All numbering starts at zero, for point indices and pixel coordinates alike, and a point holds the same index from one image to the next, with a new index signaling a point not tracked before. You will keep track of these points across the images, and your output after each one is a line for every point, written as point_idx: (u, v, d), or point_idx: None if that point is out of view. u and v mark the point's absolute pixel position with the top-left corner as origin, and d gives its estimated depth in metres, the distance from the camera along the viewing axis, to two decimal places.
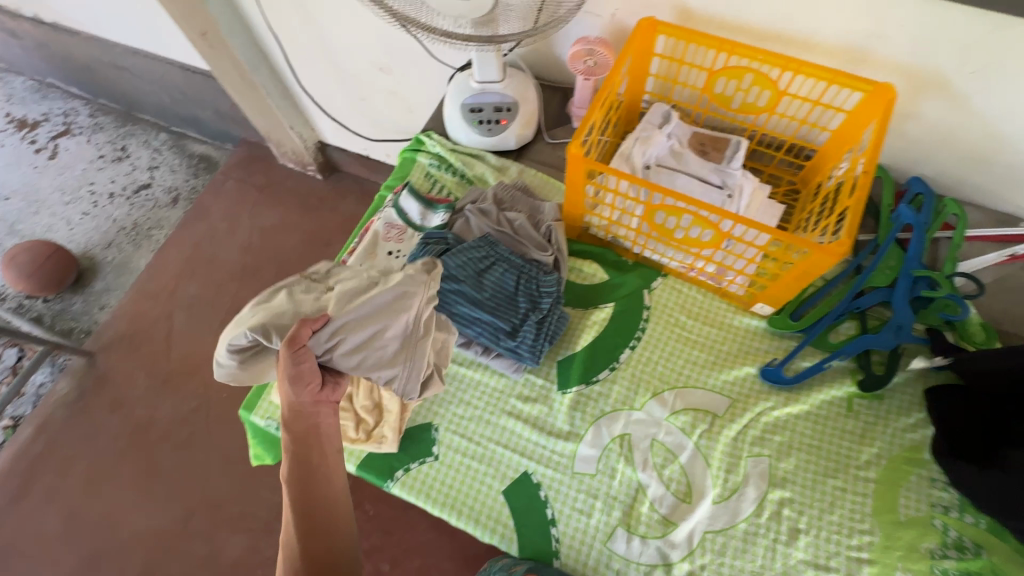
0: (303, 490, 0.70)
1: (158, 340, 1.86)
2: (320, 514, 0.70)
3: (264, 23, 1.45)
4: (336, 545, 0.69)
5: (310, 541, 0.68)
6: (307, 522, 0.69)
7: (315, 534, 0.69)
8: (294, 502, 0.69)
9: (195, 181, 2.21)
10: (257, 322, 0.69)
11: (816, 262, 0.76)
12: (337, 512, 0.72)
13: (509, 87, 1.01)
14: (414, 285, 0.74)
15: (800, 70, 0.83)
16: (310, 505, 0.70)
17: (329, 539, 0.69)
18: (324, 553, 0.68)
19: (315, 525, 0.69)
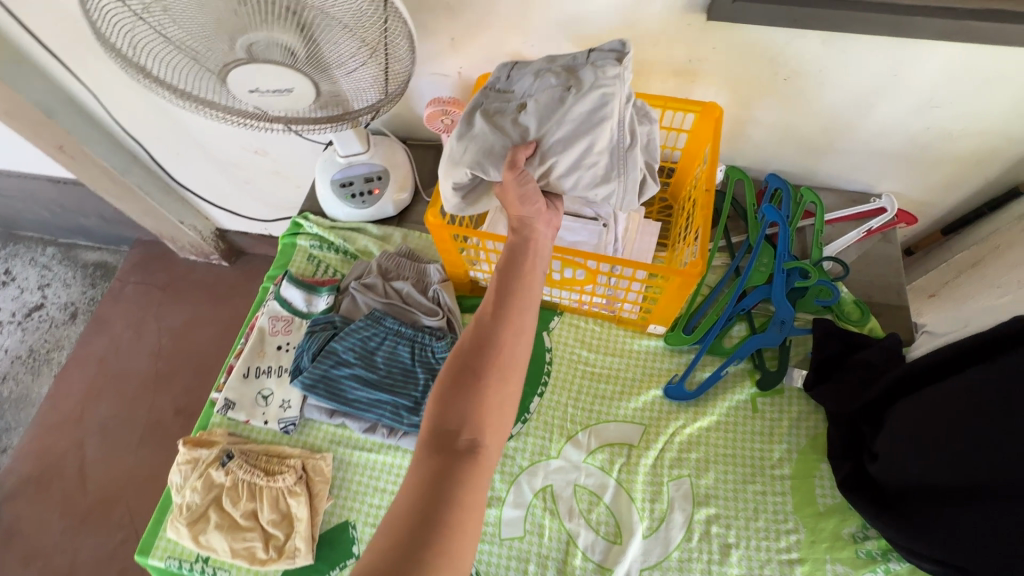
0: (484, 323, 0.61)
1: (70, 475, 1.70)
2: (485, 335, 0.60)
3: (122, 126, 1.39)
4: (482, 363, 0.59)
5: (461, 364, 0.60)
6: (476, 353, 0.60)
7: (482, 351, 0.60)
8: (481, 315, 0.62)
9: (92, 291, 2.07)
10: (476, 156, 0.66)
11: (681, 282, 0.79)
12: (512, 351, 0.60)
13: (375, 155, 1.01)
14: (611, 82, 0.64)
15: (636, 102, 0.88)
16: (485, 338, 0.60)
17: (483, 356, 0.59)
18: (481, 378, 0.59)
19: (475, 352, 0.60)
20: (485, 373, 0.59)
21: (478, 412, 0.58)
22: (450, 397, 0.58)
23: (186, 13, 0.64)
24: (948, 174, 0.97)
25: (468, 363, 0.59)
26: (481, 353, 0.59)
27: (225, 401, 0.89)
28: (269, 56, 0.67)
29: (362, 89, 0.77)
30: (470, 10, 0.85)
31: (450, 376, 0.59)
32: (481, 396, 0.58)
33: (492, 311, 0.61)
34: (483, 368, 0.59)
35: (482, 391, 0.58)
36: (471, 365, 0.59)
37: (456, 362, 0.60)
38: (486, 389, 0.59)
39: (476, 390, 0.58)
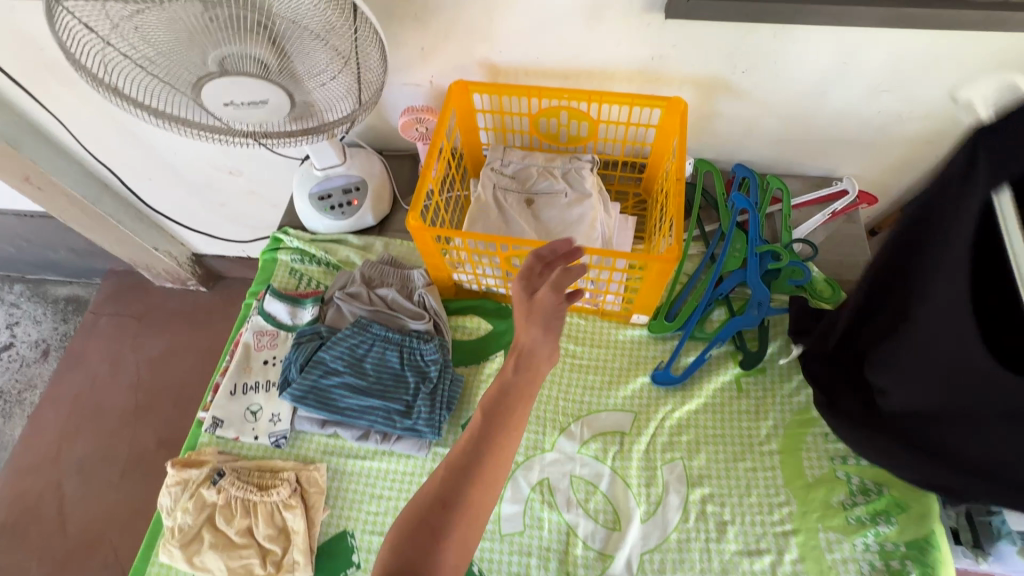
0: (461, 467, 0.60)
1: (48, 517, 1.63)
2: (456, 480, 0.58)
3: (91, 154, 1.38)
4: (444, 517, 0.57)
5: (429, 510, 0.57)
6: (442, 504, 0.58)
7: (445, 505, 0.58)
8: (451, 459, 0.61)
9: (64, 326, 2.01)
10: (482, 204, 0.93)
11: (659, 269, 0.81)
12: (477, 507, 0.59)
13: (352, 167, 1.03)
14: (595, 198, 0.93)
15: (603, 100, 0.90)
16: (454, 484, 0.59)
17: (445, 512, 0.57)
18: (444, 531, 0.57)
19: (441, 502, 0.58)
20: (451, 524, 0.57)
21: (436, 571, 0.55)
22: (412, 548, 0.55)
23: (156, 31, 0.64)
24: (903, 154, 1.02)
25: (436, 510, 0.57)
26: (444, 505, 0.58)
27: (213, 419, 0.88)
28: (242, 69, 0.68)
29: (336, 97, 0.78)
30: (438, 20, 0.87)
31: (411, 526, 0.57)
32: (437, 555, 0.55)
33: (462, 462, 0.60)
34: (448, 519, 0.57)
35: (442, 550, 0.56)
36: (435, 517, 0.57)
37: (418, 512, 0.58)
38: (449, 542, 0.56)
39: (436, 545, 0.56)
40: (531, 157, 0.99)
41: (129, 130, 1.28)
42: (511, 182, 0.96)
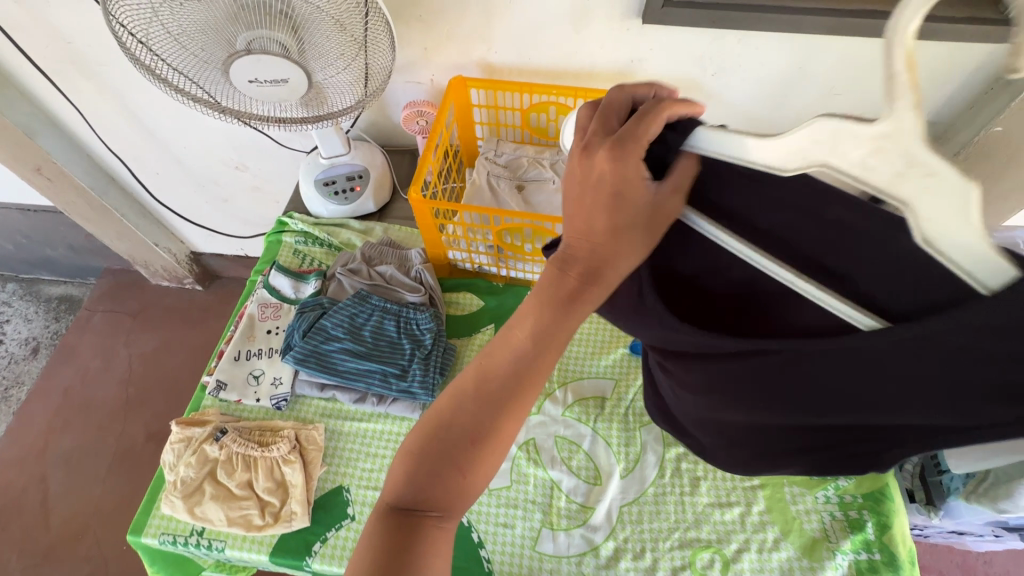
0: (486, 397, 0.49)
1: (31, 510, 1.62)
2: (488, 406, 0.49)
3: (103, 147, 1.44)
4: (471, 450, 0.49)
5: (452, 438, 0.49)
6: (472, 429, 0.49)
7: (473, 435, 0.48)
8: (482, 377, 0.50)
9: (57, 324, 2.02)
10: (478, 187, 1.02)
11: None
12: (513, 427, 0.51)
13: (357, 156, 1.09)
14: None
15: (587, 96, 1.00)
16: (483, 412, 0.49)
17: (472, 440, 0.49)
18: (469, 461, 0.49)
19: (470, 427, 0.49)
20: (476, 456, 0.49)
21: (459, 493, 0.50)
22: (426, 476, 0.49)
23: (193, 14, 0.72)
24: None
25: (461, 440, 0.49)
26: (474, 436, 0.49)
27: (217, 383, 0.93)
28: (267, 51, 0.76)
29: (348, 81, 0.87)
30: (441, 22, 0.97)
31: (439, 444, 0.49)
32: (460, 481, 0.49)
33: (502, 372, 0.50)
34: (473, 445, 0.49)
35: (469, 472, 0.49)
36: (461, 442, 0.49)
37: (443, 435, 0.49)
38: (474, 472, 0.49)
39: (461, 470, 0.49)
40: (522, 149, 1.07)
41: (142, 123, 1.35)
42: (504, 169, 1.04)
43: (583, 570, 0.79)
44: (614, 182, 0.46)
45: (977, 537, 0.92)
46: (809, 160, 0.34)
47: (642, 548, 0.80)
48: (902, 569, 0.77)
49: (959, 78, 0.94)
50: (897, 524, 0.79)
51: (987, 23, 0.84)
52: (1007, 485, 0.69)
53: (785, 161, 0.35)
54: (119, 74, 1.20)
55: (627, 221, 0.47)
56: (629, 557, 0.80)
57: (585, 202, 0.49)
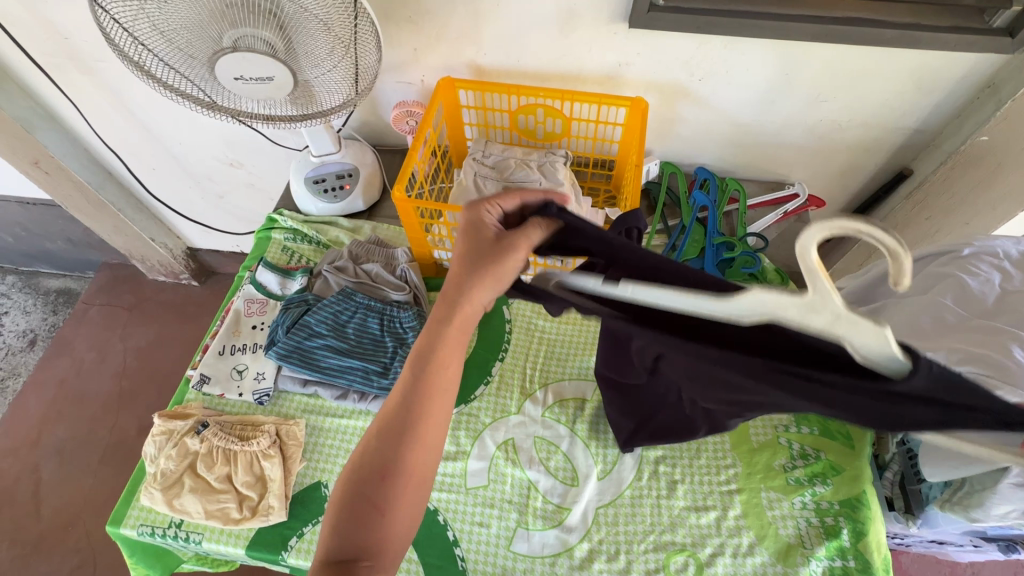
0: (388, 443, 0.60)
1: (22, 501, 1.63)
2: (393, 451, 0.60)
3: (100, 142, 1.46)
4: (381, 485, 0.59)
5: (365, 484, 0.59)
6: (378, 467, 0.59)
7: (380, 475, 0.59)
8: (377, 433, 0.61)
9: (53, 317, 2.04)
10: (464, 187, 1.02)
11: None
12: (417, 465, 0.61)
13: (346, 155, 1.10)
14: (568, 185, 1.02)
15: (574, 98, 1.01)
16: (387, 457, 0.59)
17: (381, 480, 0.59)
18: (382, 500, 0.59)
19: (379, 469, 0.59)
20: (388, 493, 0.59)
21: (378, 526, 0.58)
22: (346, 528, 0.57)
23: (180, 10, 0.73)
24: (846, 161, 1.13)
25: (372, 481, 0.59)
26: (380, 474, 0.59)
27: (200, 376, 0.94)
28: (253, 48, 0.77)
29: (334, 82, 0.88)
30: (430, 23, 0.98)
31: (350, 505, 0.58)
32: (376, 518, 0.58)
33: (386, 430, 0.61)
34: (388, 486, 0.59)
35: (382, 513, 0.58)
36: (372, 486, 0.59)
37: (352, 491, 0.59)
38: (387, 508, 0.59)
39: (375, 509, 0.58)
40: (510, 150, 1.08)
41: (138, 119, 1.36)
42: (490, 169, 1.05)
43: (556, 571, 0.79)
44: (474, 224, 0.61)
45: (957, 547, 0.91)
46: (760, 313, 0.40)
47: (617, 550, 0.81)
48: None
49: (945, 87, 0.95)
50: (873, 531, 0.79)
51: (971, 33, 0.84)
52: (979, 494, 0.69)
53: (736, 311, 0.41)
54: (115, 70, 1.21)
55: (485, 266, 0.59)
56: (603, 558, 0.80)
57: (463, 240, 0.62)
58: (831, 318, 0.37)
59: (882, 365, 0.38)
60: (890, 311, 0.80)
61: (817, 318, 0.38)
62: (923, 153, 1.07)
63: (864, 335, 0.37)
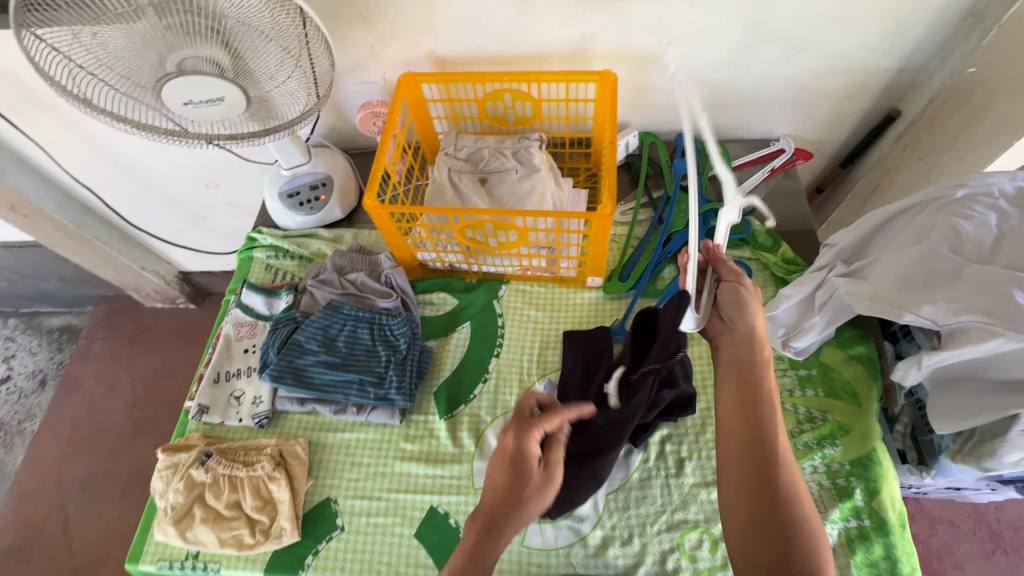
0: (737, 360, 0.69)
1: (54, 538, 1.65)
2: (756, 416, 0.65)
3: (72, 177, 1.43)
4: (760, 330, 0.70)
5: (761, 449, 0.63)
6: (750, 424, 0.64)
7: (756, 338, 0.69)
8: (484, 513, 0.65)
9: (59, 356, 2.03)
10: (440, 182, 0.99)
11: (600, 226, 0.87)
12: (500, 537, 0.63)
13: (318, 165, 1.08)
14: (544, 167, 0.99)
15: (540, 79, 0.97)
16: (742, 307, 0.71)
17: (755, 342, 0.69)
18: (794, 517, 0.59)
19: (743, 453, 0.63)
20: (784, 456, 0.62)
21: (813, 541, 0.59)
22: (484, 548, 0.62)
23: (117, 37, 0.70)
24: (831, 111, 1.08)
25: (764, 458, 0.62)
26: (759, 339, 0.69)
27: (198, 407, 0.93)
28: (199, 69, 0.75)
29: (289, 96, 0.85)
30: (382, 19, 0.94)
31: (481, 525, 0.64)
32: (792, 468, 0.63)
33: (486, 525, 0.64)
34: (766, 559, 0.58)
35: (783, 483, 0.61)
36: (770, 439, 0.63)
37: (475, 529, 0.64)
38: (786, 474, 0.62)
39: (784, 483, 0.61)
40: (482, 140, 1.04)
41: (106, 150, 1.33)
42: (463, 161, 1.01)
43: (571, 561, 0.80)
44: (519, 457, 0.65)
45: (975, 491, 0.89)
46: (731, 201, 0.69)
47: (630, 534, 0.80)
48: (892, 532, 0.77)
49: (925, 23, 0.90)
50: (885, 489, 0.79)
51: None
52: (991, 443, 0.69)
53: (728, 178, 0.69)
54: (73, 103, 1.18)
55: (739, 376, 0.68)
56: (618, 545, 0.80)
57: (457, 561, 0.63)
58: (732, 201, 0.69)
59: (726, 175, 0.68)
60: (885, 265, 0.78)
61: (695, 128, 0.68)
62: (910, 93, 1.02)
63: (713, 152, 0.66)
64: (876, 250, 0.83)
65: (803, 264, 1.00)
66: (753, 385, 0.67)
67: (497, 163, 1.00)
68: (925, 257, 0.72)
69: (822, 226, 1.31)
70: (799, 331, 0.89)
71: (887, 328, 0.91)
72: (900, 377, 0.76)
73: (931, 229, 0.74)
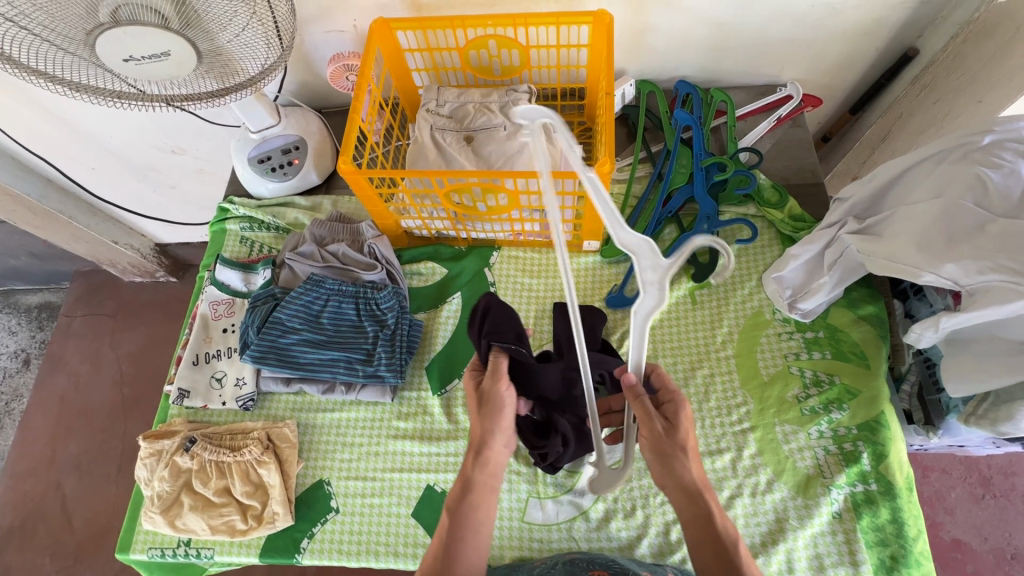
0: (699, 524, 0.59)
1: (52, 516, 1.64)
2: (720, 559, 0.56)
3: (22, 148, 1.32)
4: (697, 481, 0.60)
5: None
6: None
7: (696, 491, 0.59)
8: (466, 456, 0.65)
9: (40, 334, 1.95)
10: (423, 140, 0.91)
11: (597, 186, 0.80)
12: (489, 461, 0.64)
13: (289, 126, 0.99)
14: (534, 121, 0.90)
15: (528, 22, 0.88)
16: (666, 461, 0.60)
17: (698, 495, 0.59)
18: None
19: None
20: (747, 572, 0.56)
21: None
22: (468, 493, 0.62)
23: None
24: (844, 52, 1.00)
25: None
26: (700, 488, 0.60)
27: (179, 391, 0.89)
28: (137, 20, 0.65)
29: (246, 48, 0.76)
30: None
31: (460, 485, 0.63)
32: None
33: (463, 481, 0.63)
34: None
35: None
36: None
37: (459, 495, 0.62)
38: None
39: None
40: (466, 94, 0.95)
41: (58, 115, 1.22)
42: (447, 119, 0.93)
43: (574, 534, 0.78)
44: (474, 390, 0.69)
45: (979, 447, 0.88)
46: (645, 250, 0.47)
47: (633, 505, 0.79)
48: (899, 496, 0.76)
49: None
50: (893, 451, 0.78)
51: None
52: (1007, 406, 0.66)
53: (657, 299, 0.48)
54: None
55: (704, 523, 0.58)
56: (620, 517, 0.78)
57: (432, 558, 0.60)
58: (652, 271, 0.47)
59: (655, 305, 0.48)
60: (902, 220, 0.73)
61: (651, 274, 0.47)
62: (931, 28, 0.94)
63: (637, 298, 0.49)
64: (891, 204, 0.78)
65: (812, 220, 0.94)
66: (710, 539, 0.58)
67: (484, 119, 0.91)
68: (948, 211, 0.67)
69: (828, 177, 1.25)
70: (806, 292, 0.86)
71: (897, 286, 0.87)
72: (914, 339, 0.73)
73: (954, 180, 0.68)
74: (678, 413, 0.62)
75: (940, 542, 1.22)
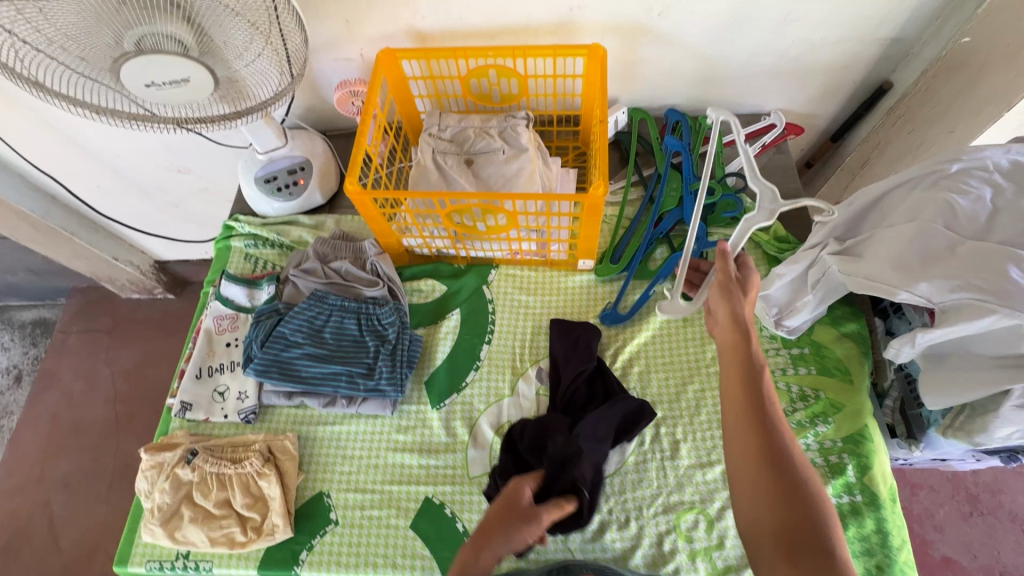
0: (737, 349, 0.66)
1: (39, 536, 1.62)
2: (746, 376, 0.64)
3: (31, 165, 1.35)
4: (746, 316, 0.68)
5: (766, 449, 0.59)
6: (745, 393, 0.63)
7: (742, 321, 0.67)
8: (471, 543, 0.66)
9: (34, 351, 1.94)
10: (425, 162, 0.95)
11: (591, 208, 0.84)
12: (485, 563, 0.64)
13: (295, 148, 1.03)
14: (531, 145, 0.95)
15: (527, 54, 0.93)
16: (727, 292, 0.69)
17: (744, 325, 0.67)
18: (776, 449, 0.59)
19: (734, 407, 0.64)
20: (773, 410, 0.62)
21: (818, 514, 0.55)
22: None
23: (68, 14, 0.65)
24: (823, 84, 1.06)
25: (776, 463, 0.58)
26: (749, 326, 0.67)
27: (181, 404, 0.91)
28: (160, 48, 0.69)
29: (260, 75, 0.80)
30: None
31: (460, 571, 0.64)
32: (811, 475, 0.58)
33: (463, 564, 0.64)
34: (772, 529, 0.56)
35: (778, 434, 0.60)
36: (779, 442, 0.59)
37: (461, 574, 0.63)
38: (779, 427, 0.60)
39: (810, 504, 0.56)
40: (467, 119, 1.00)
41: (68, 134, 1.25)
42: (448, 142, 0.97)
43: (569, 546, 0.80)
44: (511, 492, 0.72)
45: (961, 461, 0.91)
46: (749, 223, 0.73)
47: (628, 517, 0.81)
48: (883, 507, 0.78)
49: None
50: (876, 464, 0.81)
51: None
52: (982, 418, 0.70)
53: (739, 237, 0.75)
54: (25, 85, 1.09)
55: (745, 351, 0.65)
56: (615, 529, 0.80)
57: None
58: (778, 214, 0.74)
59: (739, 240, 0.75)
60: (879, 241, 0.77)
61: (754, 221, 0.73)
62: (903, 64, 1.00)
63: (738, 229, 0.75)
64: (869, 227, 0.82)
65: (795, 241, 0.99)
66: (740, 360, 0.65)
67: (483, 143, 0.96)
68: (920, 233, 0.71)
69: None
70: (791, 310, 0.89)
71: (878, 305, 0.91)
72: (893, 354, 0.76)
73: (926, 205, 0.73)
74: (750, 274, 0.72)
75: (930, 559, 1.24)
